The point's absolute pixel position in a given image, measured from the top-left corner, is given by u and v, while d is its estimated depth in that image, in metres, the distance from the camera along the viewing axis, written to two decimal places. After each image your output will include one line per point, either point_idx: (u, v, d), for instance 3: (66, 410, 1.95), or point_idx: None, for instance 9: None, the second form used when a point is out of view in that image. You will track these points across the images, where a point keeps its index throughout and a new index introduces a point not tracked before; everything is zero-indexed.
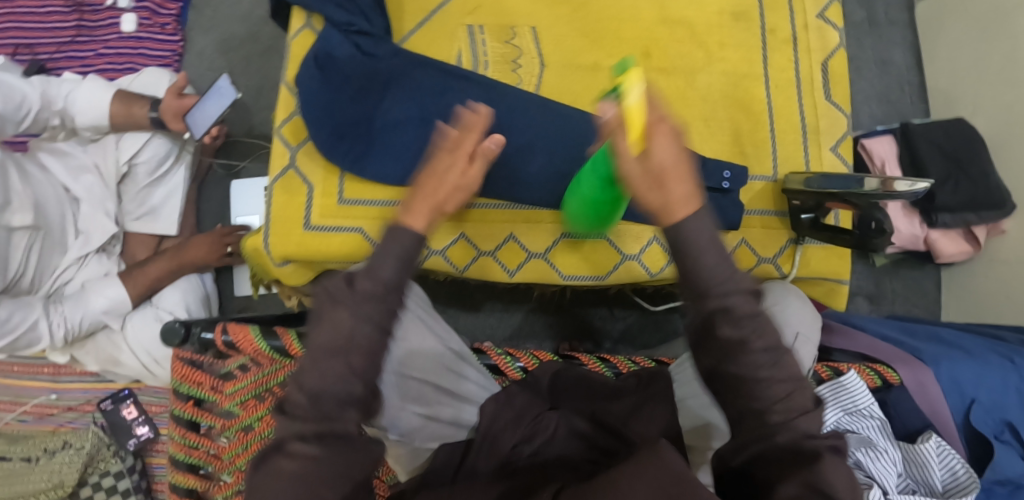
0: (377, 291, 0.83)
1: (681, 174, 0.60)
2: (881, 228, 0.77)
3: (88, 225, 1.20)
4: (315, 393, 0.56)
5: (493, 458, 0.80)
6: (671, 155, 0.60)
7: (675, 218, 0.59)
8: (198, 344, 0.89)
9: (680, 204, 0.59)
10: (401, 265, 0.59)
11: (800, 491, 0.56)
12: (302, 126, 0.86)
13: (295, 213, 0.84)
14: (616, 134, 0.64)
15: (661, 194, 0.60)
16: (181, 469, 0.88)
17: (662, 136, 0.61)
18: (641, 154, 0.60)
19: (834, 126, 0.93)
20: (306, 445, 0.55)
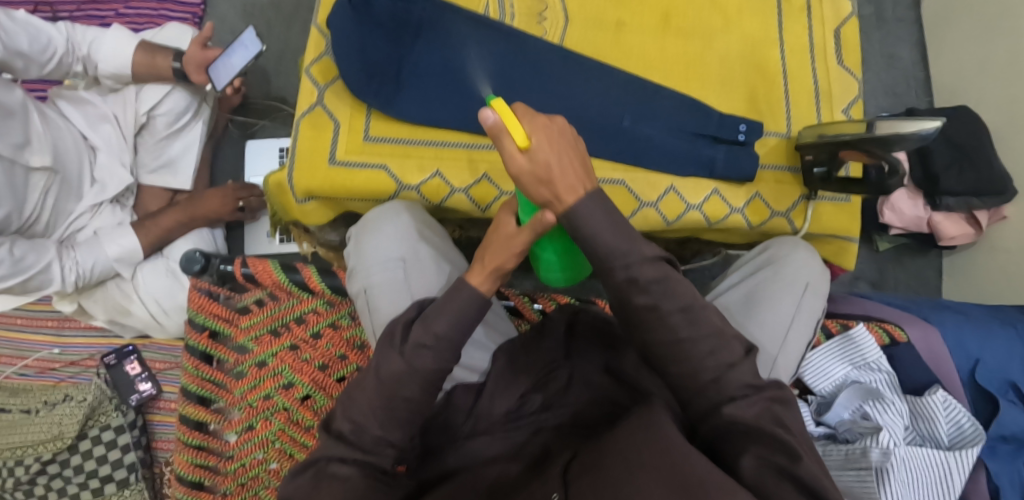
0: (382, 237, 0.79)
1: (567, 166, 0.62)
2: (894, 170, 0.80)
3: (104, 174, 1.20)
4: (366, 420, 0.71)
5: (502, 404, 0.80)
6: (548, 151, 0.61)
7: (567, 205, 0.64)
8: (216, 276, 0.91)
9: (569, 192, 0.63)
10: (455, 318, 0.71)
11: (752, 464, 0.62)
12: (331, 66, 0.88)
13: (321, 148, 0.85)
14: (501, 137, 0.62)
15: (547, 190, 0.63)
16: (190, 400, 0.89)
17: (536, 129, 0.62)
18: (527, 155, 0.61)
19: (846, 91, 0.94)
20: (345, 466, 0.70)
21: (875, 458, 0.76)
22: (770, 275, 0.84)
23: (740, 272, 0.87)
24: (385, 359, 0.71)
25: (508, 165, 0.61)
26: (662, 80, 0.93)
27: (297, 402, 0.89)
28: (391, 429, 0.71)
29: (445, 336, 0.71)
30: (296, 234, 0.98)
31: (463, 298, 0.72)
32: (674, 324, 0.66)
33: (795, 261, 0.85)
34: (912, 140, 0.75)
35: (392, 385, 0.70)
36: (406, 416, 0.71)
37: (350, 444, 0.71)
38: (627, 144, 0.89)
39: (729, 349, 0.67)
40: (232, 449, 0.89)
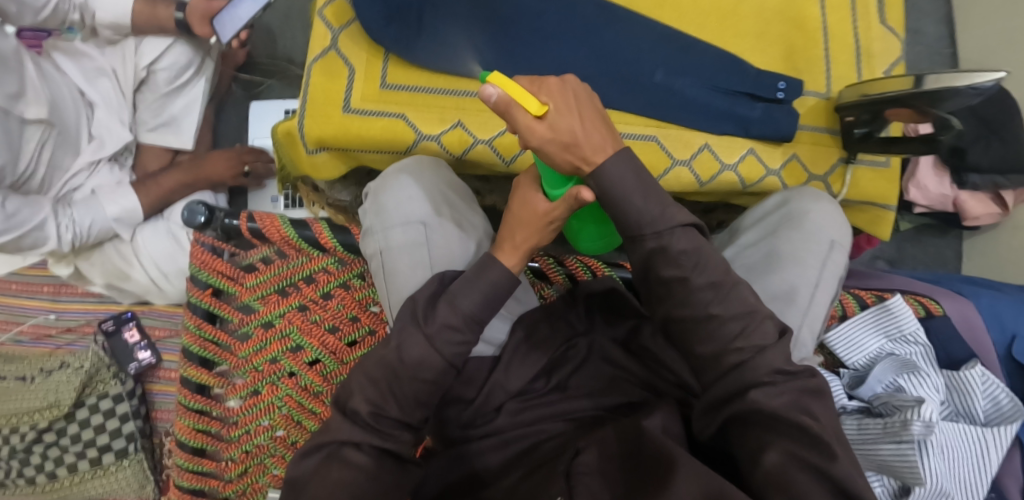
0: (386, 207, 0.76)
1: (590, 127, 0.58)
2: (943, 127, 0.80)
3: (103, 131, 1.16)
4: (384, 398, 0.67)
5: (519, 378, 0.77)
6: (565, 115, 0.57)
7: (598, 166, 0.60)
8: (221, 230, 0.84)
9: (598, 153, 0.59)
10: (486, 301, 0.69)
11: (781, 460, 0.58)
12: (344, 9, 0.84)
13: (335, 94, 0.82)
14: (512, 111, 0.57)
15: (573, 156, 0.59)
16: (193, 362, 0.86)
17: (548, 95, 0.57)
18: (548, 124, 0.56)
19: (887, 50, 0.92)
20: (361, 453, 0.66)
21: (917, 432, 0.72)
22: (791, 233, 0.78)
23: (756, 231, 0.81)
24: (408, 338, 0.68)
25: (529, 138, 0.56)
26: (697, 34, 0.91)
27: (305, 367, 0.86)
28: (409, 411, 0.68)
29: (472, 316, 0.69)
30: (304, 193, 0.96)
31: (492, 277, 0.70)
32: (703, 300, 0.62)
33: (818, 215, 0.78)
34: (964, 95, 0.76)
35: (415, 364, 0.67)
36: (423, 394, 0.68)
37: (366, 425, 0.67)
38: (659, 96, 0.87)
39: (759, 329, 0.63)
40: (235, 415, 0.87)
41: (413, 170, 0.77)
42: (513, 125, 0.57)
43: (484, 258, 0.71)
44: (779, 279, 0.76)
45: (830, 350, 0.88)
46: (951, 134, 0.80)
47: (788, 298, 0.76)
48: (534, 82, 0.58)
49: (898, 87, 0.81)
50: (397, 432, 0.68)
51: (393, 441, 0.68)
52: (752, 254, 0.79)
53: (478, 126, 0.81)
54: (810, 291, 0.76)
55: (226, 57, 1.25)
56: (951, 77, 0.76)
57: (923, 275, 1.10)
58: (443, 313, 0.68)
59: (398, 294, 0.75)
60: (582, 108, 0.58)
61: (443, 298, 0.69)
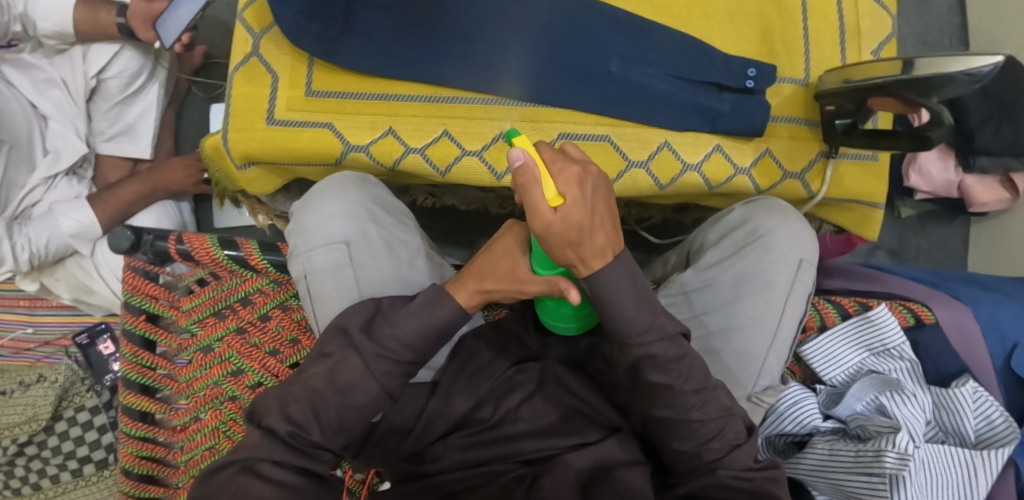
0: (307, 229, 0.71)
1: (599, 229, 0.52)
2: (936, 120, 0.69)
3: (57, 143, 1.12)
4: (308, 420, 0.61)
5: (462, 406, 0.70)
6: (580, 210, 0.50)
7: (595, 271, 0.53)
8: (151, 255, 0.80)
9: (597, 257, 0.53)
10: (425, 330, 0.63)
11: None
12: (265, 9, 0.78)
13: (258, 105, 0.76)
14: (527, 188, 0.50)
15: (573, 254, 0.52)
16: (133, 390, 0.82)
17: (570, 182, 0.50)
18: (560, 215, 0.49)
19: (876, 27, 0.81)
20: (281, 470, 0.60)
21: (890, 465, 0.65)
22: (758, 254, 0.71)
23: (720, 247, 0.74)
24: (341, 359, 0.63)
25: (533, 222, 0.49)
26: (656, 18, 0.79)
27: (247, 390, 0.82)
28: (334, 436, 0.63)
29: (412, 344, 0.63)
30: (249, 205, 0.90)
31: (439, 309, 0.64)
32: (688, 404, 0.60)
33: (785, 233, 0.72)
34: (960, 82, 0.65)
35: (344, 388, 0.62)
36: (349, 418, 0.63)
37: (286, 444, 0.61)
38: (615, 87, 0.76)
39: (734, 427, 0.61)
40: (181, 440, 0.82)
41: (335, 186, 0.72)
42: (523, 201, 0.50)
43: (433, 291, 0.65)
44: (744, 306, 0.71)
45: (807, 363, 0.80)
46: (944, 130, 0.69)
47: (749, 329, 0.70)
48: (560, 166, 0.51)
49: (886, 72, 0.69)
50: (318, 452, 0.63)
51: (313, 461, 0.62)
52: (719, 273, 0.72)
53: (412, 128, 0.76)
54: (772, 321, 0.71)
55: (181, 60, 1.21)
56: (944, 61, 0.65)
57: (923, 271, 1.01)
58: (381, 337, 0.63)
59: (323, 320, 0.71)
60: (602, 206, 0.51)
61: (384, 327, 0.63)
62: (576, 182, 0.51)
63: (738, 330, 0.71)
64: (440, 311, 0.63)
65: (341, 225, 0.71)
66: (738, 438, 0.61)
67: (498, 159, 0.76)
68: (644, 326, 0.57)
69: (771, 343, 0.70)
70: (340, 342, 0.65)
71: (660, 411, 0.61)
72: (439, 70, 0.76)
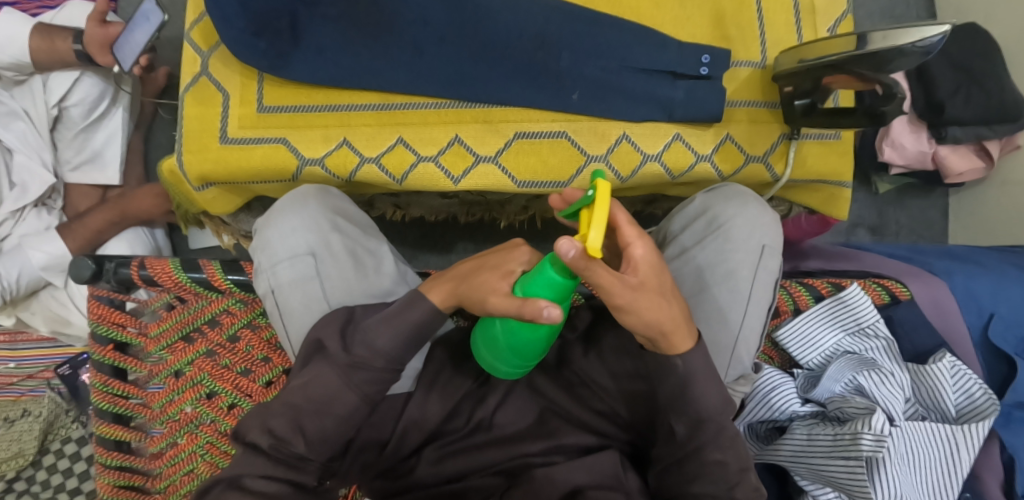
0: (270, 244, 0.70)
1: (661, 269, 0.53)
2: (891, 94, 0.67)
3: (23, 176, 1.12)
4: (291, 433, 0.60)
5: (436, 415, 0.70)
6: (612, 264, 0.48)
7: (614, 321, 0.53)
8: (115, 282, 0.79)
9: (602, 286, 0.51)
10: (400, 336, 0.61)
11: None
12: (211, 29, 0.77)
13: (210, 125, 0.76)
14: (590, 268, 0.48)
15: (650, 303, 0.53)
16: (106, 421, 0.81)
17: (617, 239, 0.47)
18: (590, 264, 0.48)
19: (832, 4, 0.78)
20: (267, 484, 0.58)
21: (867, 448, 0.65)
22: (719, 242, 0.71)
23: (684, 239, 0.74)
24: (321, 371, 0.61)
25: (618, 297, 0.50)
26: (607, 11, 0.77)
27: (222, 412, 0.80)
28: (319, 448, 0.61)
29: (389, 353, 0.61)
30: (214, 226, 0.89)
31: (411, 316, 0.61)
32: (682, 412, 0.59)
33: (744, 220, 0.72)
34: (912, 54, 0.63)
35: (325, 400, 0.60)
36: (333, 431, 0.61)
37: (268, 458, 0.59)
38: (570, 83, 0.75)
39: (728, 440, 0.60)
40: (159, 466, 0.81)
41: (297, 199, 0.71)
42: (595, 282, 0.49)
43: (409, 297, 0.63)
44: (714, 297, 0.70)
45: (783, 347, 0.80)
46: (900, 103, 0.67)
47: (714, 318, 0.70)
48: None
49: (839, 48, 0.67)
50: (302, 463, 0.60)
51: (300, 473, 0.60)
52: (683, 265, 0.72)
53: (365, 138, 0.75)
54: (739, 310, 0.70)
55: (144, 83, 1.20)
56: (896, 33, 0.63)
57: (903, 245, 1.00)
58: (357, 347, 0.61)
59: (294, 335, 0.69)
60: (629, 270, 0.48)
61: (358, 336, 0.61)
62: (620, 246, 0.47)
63: (708, 319, 0.70)
64: (409, 317, 0.61)
65: (298, 239, 0.70)
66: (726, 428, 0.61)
67: (454, 164, 0.75)
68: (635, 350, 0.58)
69: (738, 331, 0.70)
70: (318, 352, 0.63)
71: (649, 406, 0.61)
72: (388, 78, 0.75)
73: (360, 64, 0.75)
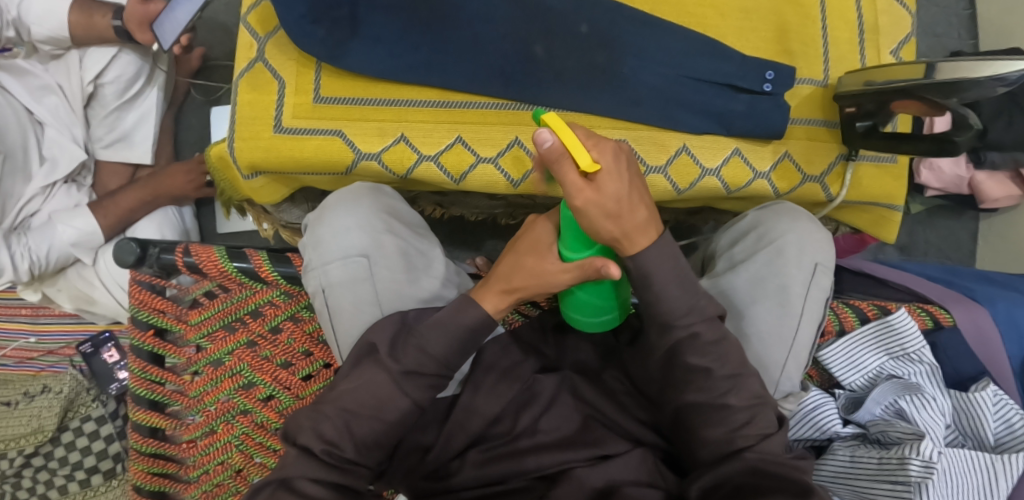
0: (322, 243, 0.69)
1: (637, 202, 0.53)
2: (961, 123, 0.67)
3: (54, 151, 1.10)
4: (342, 436, 0.59)
5: (479, 420, 0.69)
6: (615, 177, 0.51)
7: (640, 249, 0.55)
8: (157, 267, 0.79)
9: (639, 232, 0.54)
10: (452, 341, 0.61)
11: None
12: (269, 14, 0.77)
13: (264, 112, 0.75)
14: (560, 162, 0.50)
15: (614, 228, 0.53)
16: (142, 407, 0.80)
17: (603, 153, 0.51)
18: (595, 183, 0.50)
19: (896, 24, 0.79)
20: (319, 487, 0.56)
21: (915, 473, 0.65)
22: (772, 258, 0.71)
23: (738, 253, 0.73)
24: (372, 377, 0.61)
25: (574, 198, 0.50)
26: (670, 19, 0.77)
27: (260, 404, 0.80)
28: (368, 452, 0.60)
29: (443, 361, 0.61)
30: (255, 213, 0.88)
31: (467, 321, 0.61)
32: (733, 432, 0.59)
33: (797, 236, 0.71)
34: (984, 86, 0.62)
35: (377, 406, 0.60)
36: (383, 436, 0.60)
37: (320, 461, 0.58)
38: (630, 90, 0.74)
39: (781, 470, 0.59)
40: (192, 455, 0.80)
41: (351, 199, 0.71)
42: (560, 178, 0.50)
43: (462, 301, 0.62)
44: (768, 312, 0.70)
45: (825, 367, 0.80)
46: (971, 134, 0.67)
47: (767, 336, 0.70)
48: (591, 136, 0.51)
49: (905, 75, 0.67)
50: (352, 466, 0.60)
51: (350, 476, 0.59)
52: (739, 278, 0.71)
53: (423, 135, 0.74)
54: (790, 327, 0.70)
55: (178, 63, 1.19)
56: (967, 66, 0.63)
57: (938, 266, 1.00)
58: (410, 351, 0.61)
59: (343, 335, 0.69)
60: (629, 183, 0.51)
61: (411, 341, 0.61)
62: (608, 159, 0.51)
63: (760, 335, 0.70)
64: (466, 322, 0.61)
65: (353, 237, 0.69)
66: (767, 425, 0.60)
67: (512, 166, 0.75)
68: (685, 307, 0.60)
69: (789, 349, 0.70)
70: (370, 355, 0.63)
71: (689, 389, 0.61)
72: (450, 76, 0.74)
73: (420, 61, 0.74)
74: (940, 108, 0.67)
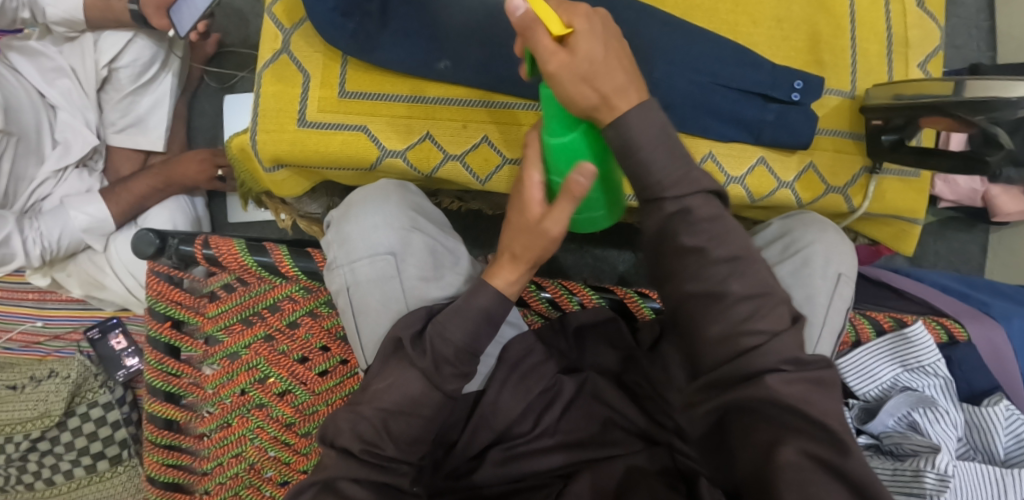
0: (349, 240, 0.69)
1: (615, 65, 0.52)
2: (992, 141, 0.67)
3: (66, 135, 1.09)
4: (380, 435, 0.59)
5: (506, 415, 0.70)
6: (590, 39, 0.51)
7: (618, 111, 0.52)
8: (176, 259, 0.79)
9: (619, 95, 0.52)
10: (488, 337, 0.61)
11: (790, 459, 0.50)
12: (295, 5, 0.76)
13: (289, 105, 0.74)
14: (532, 31, 0.51)
15: (592, 90, 0.52)
16: (158, 399, 0.80)
17: (577, 17, 0.51)
18: (566, 45, 0.50)
19: (924, 39, 0.79)
20: (358, 487, 0.57)
21: (930, 485, 0.66)
22: (799, 268, 0.71)
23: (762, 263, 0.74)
24: (405, 375, 0.61)
25: (547, 62, 0.50)
26: (703, 24, 0.76)
27: (275, 398, 0.80)
28: (409, 449, 0.60)
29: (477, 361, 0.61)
30: (272, 207, 0.88)
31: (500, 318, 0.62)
32: None
33: (824, 246, 0.71)
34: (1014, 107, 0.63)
35: (414, 405, 0.60)
36: (421, 432, 0.60)
37: (360, 460, 0.59)
38: (662, 94, 0.73)
39: None
40: (206, 448, 0.80)
41: (380, 196, 0.71)
42: (533, 47, 0.50)
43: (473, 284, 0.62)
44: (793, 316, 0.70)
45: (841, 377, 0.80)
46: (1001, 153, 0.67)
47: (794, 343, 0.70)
48: (562, 4, 0.52)
49: (934, 91, 0.68)
50: (394, 465, 0.60)
51: (392, 474, 0.59)
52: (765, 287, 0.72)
53: (450, 134, 0.74)
54: (812, 336, 0.69)
55: (194, 49, 1.18)
56: (997, 86, 0.64)
57: (951, 276, 1.01)
58: (434, 347, 0.60)
59: (368, 333, 0.69)
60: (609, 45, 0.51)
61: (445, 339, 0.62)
62: (585, 24, 0.51)
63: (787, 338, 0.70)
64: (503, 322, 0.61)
65: (380, 234, 0.69)
66: (775, 322, 0.52)
67: None
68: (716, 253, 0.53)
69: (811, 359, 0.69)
70: (397, 352, 0.63)
71: (681, 280, 0.53)
72: (479, 75, 0.73)
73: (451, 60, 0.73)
74: (968, 126, 0.67)
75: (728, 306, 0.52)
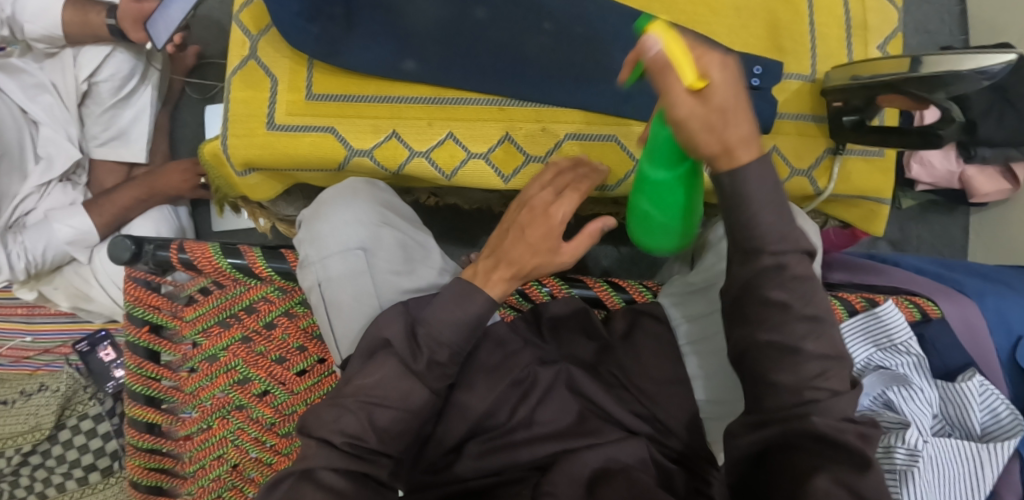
0: (320, 237, 0.70)
1: (740, 113, 0.50)
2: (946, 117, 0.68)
3: (49, 149, 1.10)
4: (362, 428, 0.60)
5: (479, 407, 0.70)
6: (724, 89, 0.49)
7: (735, 163, 0.51)
8: (153, 264, 0.79)
9: (740, 146, 0.50)
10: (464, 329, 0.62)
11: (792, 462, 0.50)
12: (262, 11, 0.77)
13: (258, 109, 0.75)
14: (662, 74, 0.48)
15: (714, 140, 0.50)
16: (137, 403, 0.81)
17: (713, 63, 0.49)
18: (700, 95, 0.48)
19: (884, 22, 0.79)
20: (337, 477, 0.58)
21: (900, 460, 0.66)
22: None
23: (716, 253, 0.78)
24: (389, 371, 0.62)
25: (675, 109, 0.49)
26: (663, 16, 0.78)
27: (255, 399, 0.80)
28: (391, 441, 0.61)
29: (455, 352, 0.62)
30: (249, 211, 0.88)
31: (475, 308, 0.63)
32: None
33: None
34: (971, 79, 0.63)
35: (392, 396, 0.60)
36: (402, 424, 0.61)
37: (343, 452, 0.59)
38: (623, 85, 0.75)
39: None
40: (188, 451, 0.81)
41: (351, 193, 0.72)
42: (661, 89, 0.49)
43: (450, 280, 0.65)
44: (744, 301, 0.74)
45: None
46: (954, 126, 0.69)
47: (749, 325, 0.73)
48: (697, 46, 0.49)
49: (890, 69, 0.67)
50: (375, 456, 0.61)
51: (372, 466, 0.60)
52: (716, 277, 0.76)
53: (417, 132, 0.75)
54: None
55: (173, 61, 1.19)
56: (955, 59, 0.64)
57: (932, 259, 1.01)
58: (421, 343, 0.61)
59: (341, 327, 0.69)
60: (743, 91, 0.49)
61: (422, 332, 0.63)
62: (721, 66, 0.49)
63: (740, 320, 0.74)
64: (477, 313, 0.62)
65: (348, 230, 0.70)
66: (840, 384, 0.53)
67: (504, 162, 0.76)
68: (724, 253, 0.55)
69: None
70: (387, 348, 0.64)
71: (762, 330, 0.53)
72: (443, 73, 0.75)
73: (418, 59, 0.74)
74: (925, 102, 0.68)
75: (800, 361, 0.53)
